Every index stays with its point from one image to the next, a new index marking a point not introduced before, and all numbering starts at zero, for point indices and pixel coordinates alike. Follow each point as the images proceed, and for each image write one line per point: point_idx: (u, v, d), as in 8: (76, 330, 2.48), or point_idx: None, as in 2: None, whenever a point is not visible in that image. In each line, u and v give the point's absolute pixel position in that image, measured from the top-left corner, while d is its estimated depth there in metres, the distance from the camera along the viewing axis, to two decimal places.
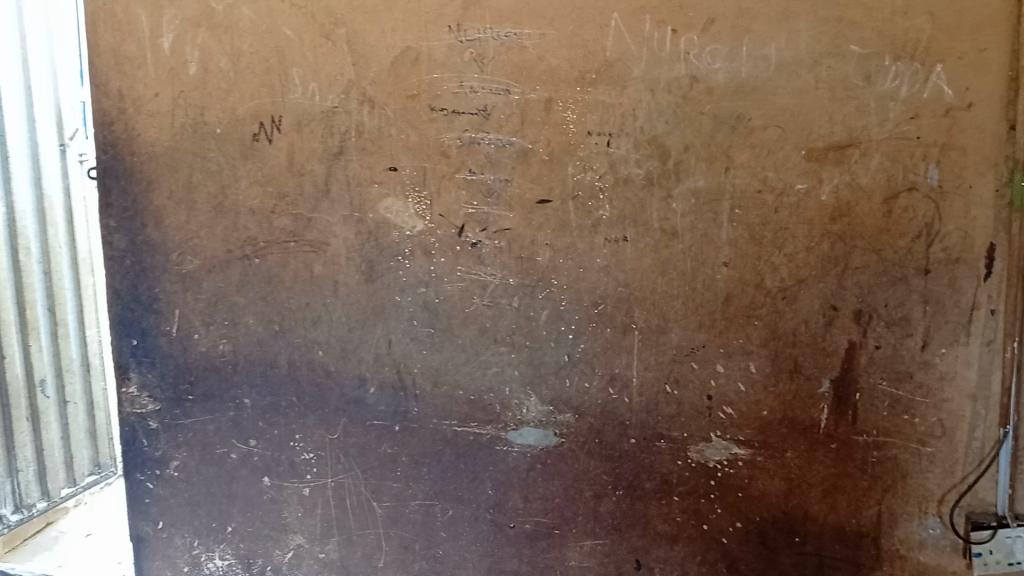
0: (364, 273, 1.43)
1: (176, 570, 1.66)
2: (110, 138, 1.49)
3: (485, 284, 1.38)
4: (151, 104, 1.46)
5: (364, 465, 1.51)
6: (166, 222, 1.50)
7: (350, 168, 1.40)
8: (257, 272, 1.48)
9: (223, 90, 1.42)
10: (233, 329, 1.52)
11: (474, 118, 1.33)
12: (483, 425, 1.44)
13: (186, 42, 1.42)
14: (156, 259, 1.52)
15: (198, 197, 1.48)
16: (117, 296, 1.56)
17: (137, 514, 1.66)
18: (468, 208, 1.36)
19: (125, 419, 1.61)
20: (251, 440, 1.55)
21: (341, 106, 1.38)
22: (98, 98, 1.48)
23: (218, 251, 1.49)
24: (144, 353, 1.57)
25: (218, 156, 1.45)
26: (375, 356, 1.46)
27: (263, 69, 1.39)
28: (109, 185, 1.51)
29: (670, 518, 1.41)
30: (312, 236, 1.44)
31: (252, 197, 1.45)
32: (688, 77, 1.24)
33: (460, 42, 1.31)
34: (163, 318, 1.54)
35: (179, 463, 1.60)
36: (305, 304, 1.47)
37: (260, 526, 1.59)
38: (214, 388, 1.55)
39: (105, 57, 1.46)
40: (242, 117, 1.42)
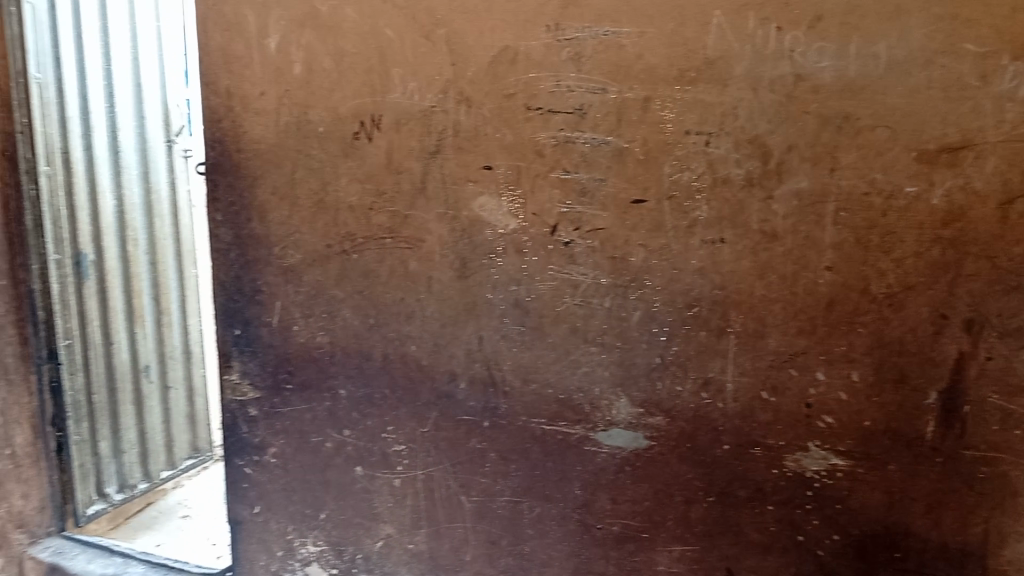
0: (458, 270, 1.45)
1: (271, 553, 1.73)
2: (219, 135, 1.56)
3: (577, 284, 1.38)
4: (258, 102, 1.51)
5: (453, 458, 1.53)
6: (270, 217, 1.56)
7: (446, 166, 1.42)
8: (355, 268, 1.52)
9: (327, 89, 1.46)
10: (331, 322, 1.56)
11: (570, 117, 1.33)
12: (573, 425, 1.44)
13: (292, 43, 1.46)
14: (260, 252, 1.58)
15: (300, 193, 1.53)
16: (222, 287, 1.63)
17: (236, 498, 1.73)
18: (562, 207, 1.36)
19: (226, 405, 1.68)
20: (345, 429, 1.60)
21: (439, 105, 1.40)
22: (208, 97, 1.55)
23: (318, 246, 1.53)
24: (247, 342, 1.64)
25: (320, 154, 1.49)
26: (466, 352, 1.48)
27: (365, 69, 1.43)
28: (217, 180, 1.58)
29: (764, 528, 1.38)
30: (407, 233, 1.47)
31: (352, 194, 1.49)
32: (792, 76, 1.21)
33: (558, 41, 1.31)
34: (265, 309, 1.60)
35: (277, 450, 1.66)
36: (400, 299, 1.50)
37: (353, 514, 1.63)
38: (311, 378, 1.60)
39: (217, 57, 1.52)
40: (343, 116, 1.46)
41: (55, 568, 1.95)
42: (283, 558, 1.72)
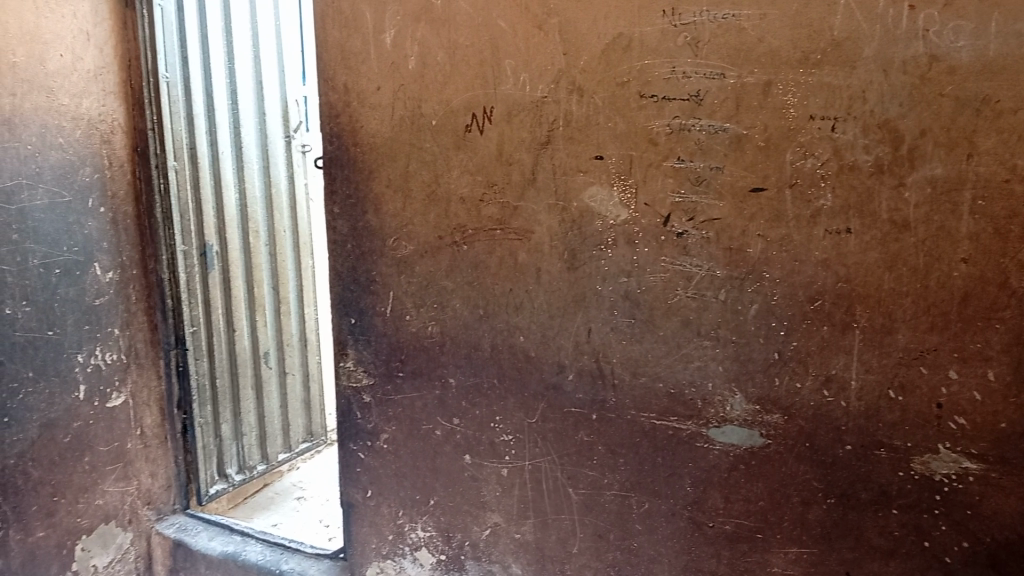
0: (567, 261, 1.44)
1: (382, 536, 1.78)
2: (337, 130, 1.61)
3: (691, 276, 1.35)
4: (374, 97, 1.55)
5: (561, 450, 1.53)
6: (384, 209, 1.60)
7: (557, 157, 1.41)
8: (465, 258, 1.53)
9: (440, 82, 1.48)
10: (442, 312, 1.58)
11: (686, 103, 1.29)
12: (684, 420, 1.41)
13: (406, 37, 1.49)
14: (374, 243, 1.62)
15: (413, 185, 1.55)
16: (339, 277, 1.68)
17: (349, 481, 1.79)
18: (676, 197, 1.33)
19: (342, 391, 1.74)
20: (454, 418, 1.62)
21: (551, 96, 1.39)
22: (327, 92, 1.60)
23: (430, 238, 1.56)
24: (361, 331, 1.69)
25: (432, 146, 1.52)
26: (575, 344, 1.47)
27: (478, 61, 1.44)
28: (334, 173, 1.63)
29: (887, 532, 1.31)
30: (517, 224, 1.47)
31: (463, 186, 1.51)
32: (927, 56, 1.14)
33: (674, 26, 1.28)
34: (378, 299, 1.65)
35: (389, 436, 1.71)
36: (509, 290, 1.51)
37: (461, 502, 1.66)
38: (422, 367, 1.63)
39: (334, 53, 1.57)
40: (455, 108, 1.48)
41: (179, 543, 2.09)
42: (394, 541, 1.76)
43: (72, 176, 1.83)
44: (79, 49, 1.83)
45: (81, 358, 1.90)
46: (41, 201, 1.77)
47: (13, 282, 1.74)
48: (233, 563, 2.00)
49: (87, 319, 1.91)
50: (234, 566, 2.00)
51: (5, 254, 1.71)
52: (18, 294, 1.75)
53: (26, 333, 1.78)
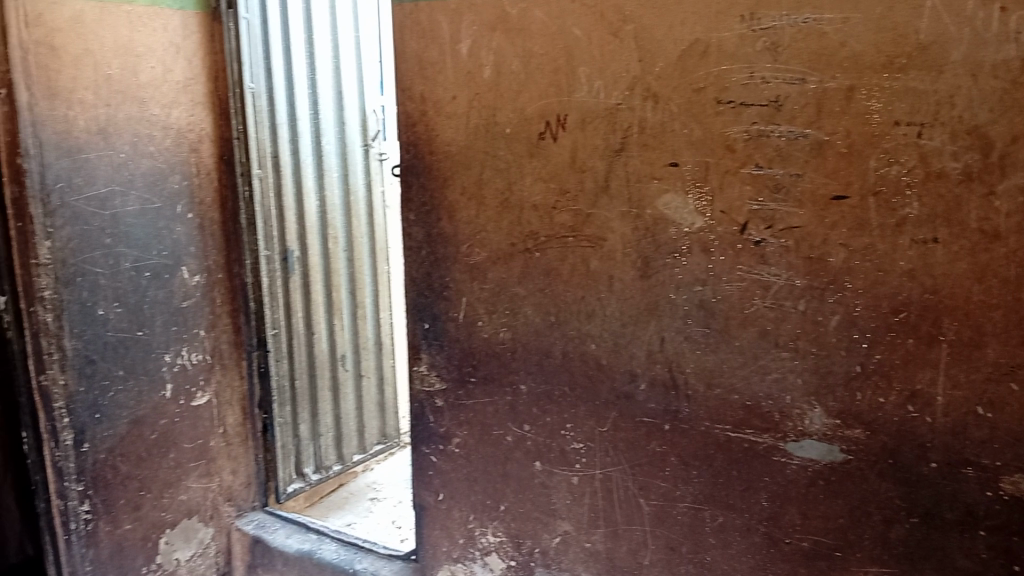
0: (640, 270, 1.43)
1: (453, 540, 1.80)
2: (414, 139, 1.64)
3: (769, 285, 1.32)
4: (450, 106, 1.57)
5: (632, 460, 1.51)
6: (459, 216, 1.62)
7: (631, 164, 1.40)
8: (537, 265, 1.54)
9: (515, 91, 1.49)
10: (513, 318, 1.59)
11: (765, 109, 1.27)
12: (761, 433, 1.38)
13: (482, 47, 1.51)
14: (448, 250, 1.64)
15: (487, 193, 1.57)
16: (414, 283, 1.71)
17: (421, 484, 1.82)
18: (754, 205, 1.31)
19: (415, 395, 1.77)
20: (526, 424, 1.62)
21: (625, 103, 1.39)
22: (404, 102, 1.64)
23: (503, 245, 1.57)
24: (435, 336, 1.71)
25: (506, 154, 1.53)
26: (648, 353, 1.46)
27: (552, 69, 1.44)
28: (410, 181, 1.66)
29: (974, 555, 1.25)
30: (589, 231, 1.47)
31: (536, 193, 1.51)
32: (1019, 59, 1.09)
33: (752, 31, 1.26)
34: (452, 305, 1.67)
35: (460, 440, 1.72)
36: (581, 297, 1.50)
37: (532, 508, 1.66)
38: (494, 372, 1.64)
39: (412, 63, 1.60)
40: (529, 116, 1.49)
41: (257, 540, 2.15)
42: (465, 545, 1.78)
43: (162, 183, 1.92)
44: (169, 61, 1.91)
45: (168, 358, 1.99)
46: (133, 207, 1.86)
47: (106, 284, 1.82)
48: (308, 561, 2.05)
49: (174, 320, 1.99)
50: (310, 563, 2.05)
51: (99, 257, 1.80)
52: (111, 296, 1.84)
53: (118, 333, 1.87)
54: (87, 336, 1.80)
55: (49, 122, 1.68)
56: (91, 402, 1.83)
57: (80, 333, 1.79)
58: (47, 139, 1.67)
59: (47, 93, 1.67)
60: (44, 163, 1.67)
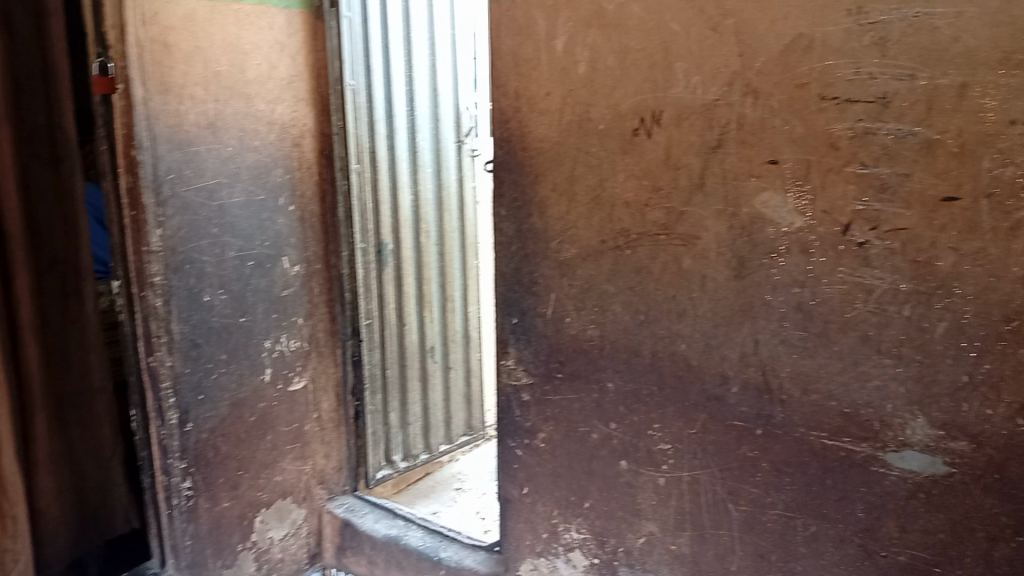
0: (735, 269, 1.40)
1: (536, 534, 1.81)
2: (507, 134, 1.65)
3: (871, 289, 1.27)
4: (543, 102, 1.58)
5: (721, 463, 1.48)
6: (549, 212, 1.62)
7: (728, 161, 1.37)
8: (627, 263, 1.52)
9: (609, 86, 1.48)
10: (602, 316, 1.58)
11: (871, 106, 1.22)
12: (858, 442, 1.33)
13: (577, 43, 1.50)
14: (538, 245, 1.65)
15: (579, 189, 1.56)
16: (503, 277, 1.72)
17: (507, 477, 1.83)
18: (857, 205, 1.26)
19: (502, 388, 1.78)
20: (612, 422, 1.61)
21: (723, 98, 1.36)
22: (498, 98, 1.65)
23: (593, 241, 1.56)
24: (523, 330, 1.72)
25: (599, 150, 1.52)
26: (741, 355, 1.42)
27: (649, 64, 1.43)
28: (502, 177, 1.68)
29: None
30: (683, 229, 1.45)
31: (628, 190, 1.50)
32: None
33: (859, 26, 1.21)
34: (540, 300, 1.67)
35: (546, 435, 1.73)
36: (672, 296, 1.48)
37: (617, 507, 1.65)
38: (581, 369, 1.64)
39: (507, 59, 1.62)
40: (624, 112, 1.47)
41: (347, 523, 2.22)
42: (549, 540, 1.79)
43: (267, 176, 2.00)
44: (275, 58, 1.98)
45: (268, 344, 2.07)
46: (238, 199, 1.94)
47: (212, 271, 1.91)
48: (395, 546, 2.10)
49: (275, 308, 2.07)
50: (397, 548, 2.10)
51: (206, 246, 1.89)
52: (217, 283, 1.93)
53: (222, 318, 1.95)
54: (193, 320, 1.89)
55: (162, 116, 1.77)
56: (196, 383, 1.92)
57: (187, 317, 1.88)
58: (160, 132, 1.76)
59: (160, 89, 1.75)
60: (157, 155, 1.76)
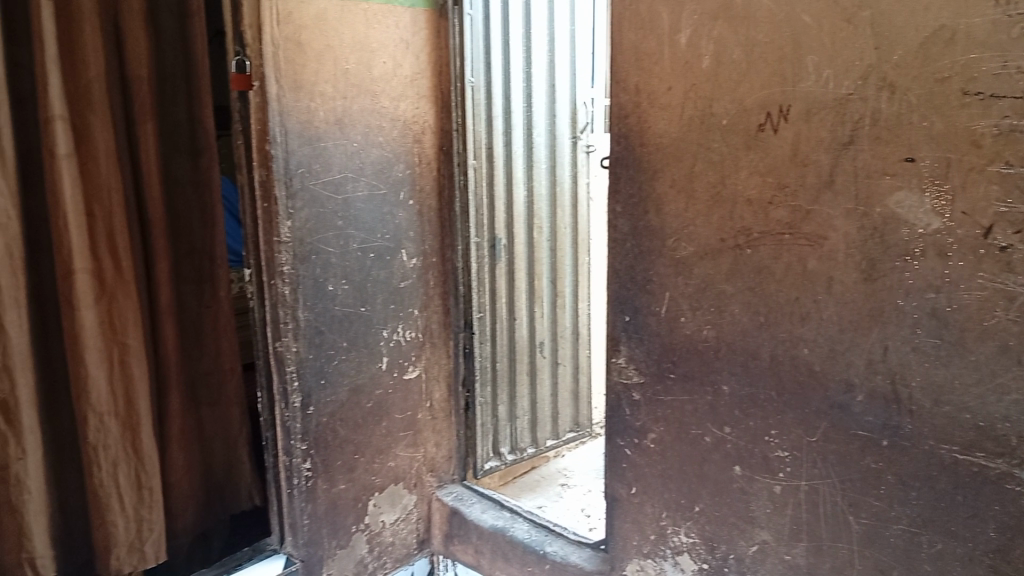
0: (864, 271, 1.34)
1: (644, 535, 1.79)
2: (625, 130, 1.64)
3: (1014, 295, 1.18)
4: (664, 97, 1.56)
5: (843, 474, 1.42)
6: (666, 209, 1.59)
7: (860, 159, 1.31)
8: (748, 263, 1.48)
9: (734, 81, 1.44)
10: (719, 316, 1.55)
11: (1019, 102, 1.13)
12: (993, 458, 1.24)
13: (702, 36, 1.47)
14: (654, 242, 1.63)
15: (699, 186, 1.53)
16: (617, 274, 1.71)
17: (615, 476, 1.82)
18: (1000, 207, 1.17)
19: (612, 386, 1.77)
20: (726, 426, 1.57)
21: (857, 93, 1.30)
22: (618, 93, 1.64)
23: (712, 240, 1.53)
24: (635, 329, 1.70)
25: (721, 146, 1.48)
26: (868, 362, 1.36)
27: (777, 58, 1.38)
28: (620, 173, 1.67)
29: None
30: (809, 229, 1.39)
31: (751, 188, 1.45)
32: None
33: (1008, 17, 1.13)
34: (654, 299, 1.65)
35: (656, 436, 1.71)
36: (795, 299, 1.43)
37: (728, 513, 1.61)
38: (695, 370, 1.61)
39: (628, 54, 1.60)
40: (749, 107, 1.43)
41: (455, 511, 2.28)
42: (656, 542, 1.76)
43: (389, 171, 2.07)
44: (399, 56, 2.05)
45: (385, 333, 2.14)
46: (362, 192, 2.01)
47: (336, 262, 1.99)
48: (501, 537, 2.14)
49: (392, 299, 2.14)
50: (504, 540, 2.13)
51: (331, 237, 1.97)
52: (340, 273, 2.00)
53: (344, 307, 2.03)
54: (317, 308, 1.97)
55: (294, 112, 1.85)
56: (318, 369, 1.99)
57: (312, 305, 1.96)
58: (292, 128, 1.85)
59: (293, 86, 1.83)
60: (288, 149, 1.85)
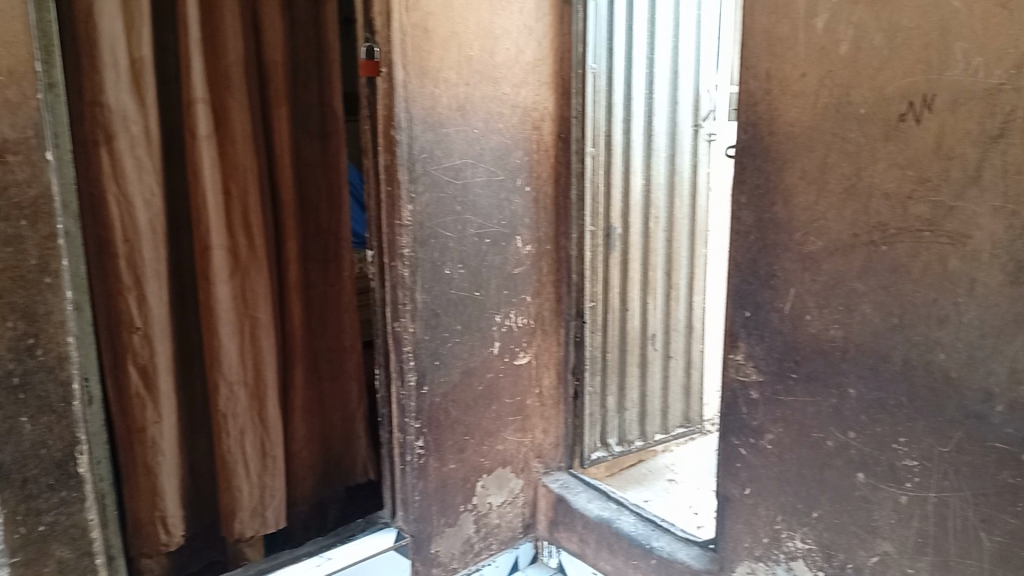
0: (1011, 274, 1.24)
1: (756, 538, 1.74)
2: (753, 118, 1.59)
3: None
4: (797, 84, 1.49)
5: (977, 488, 1.33)
6: (795, 202, 1.53)
7: (1011, 153, 1.22)
8: (883, 260, 1.40)
9: (874, 68, 1.36)
10: (848, 316, 1.47)
11: None
12: None
13: (840, 21, 1.40)
14: (781, 236, 1.57)
15: (831, 177, 1.46)
16: (738, 268, 1.67)
17: (729, 476, 1.78)
18: None
19: (729, 383, 1.73)
20: (850, 431, 1.50)
21: (1010, 82, 1.20)
22: (748, 80, 1.59)
23: (844, 234, 1.45)
24: (756, 325, 1.65)
25: (858, 136, 1.41)
26: (1010, 370, 1.26)
27: (922, 44, 1.30)
28: (746, 162, 1.62)
29: None
30: (952, 227, 1.30)
31: (889, 181, 1.37)
32: None
33: None
34: (778, 295, 1.59)
35: (774, 437, 1.65)
36: (932, 300, 1.35)
37: (848, 521, 1.54)
38: (819, 371, 1.54)
39: (759, 39, 1.55)
40: (889, 96, 1.35)
41: (561, 498, 2.29)
42: (769, 545, 1.71)
43: (508, 158, 2.09)
44: (523, 43, 2.07)
45: (498, 318, 2.17)
46: (481, 178, 2.04)
47: (454, 247, 2.02)
48: (607, 528, 2.13)
49: (507, 285, 2.16)
50: (609, 531, 2.13)
51: (449, 222, 2.00)
52: (457, 257, 2.04)
53: (460, 291, 2.06)
54: (435, 291, 2.01)
55: (419, 99, 1.88)
56: (433, 350, 2.04)
57: (430, 288, 1.99)
58: (416, 114, 1.88)
59: (419, 72, 1.87)
60: (412, 135, 1.88)
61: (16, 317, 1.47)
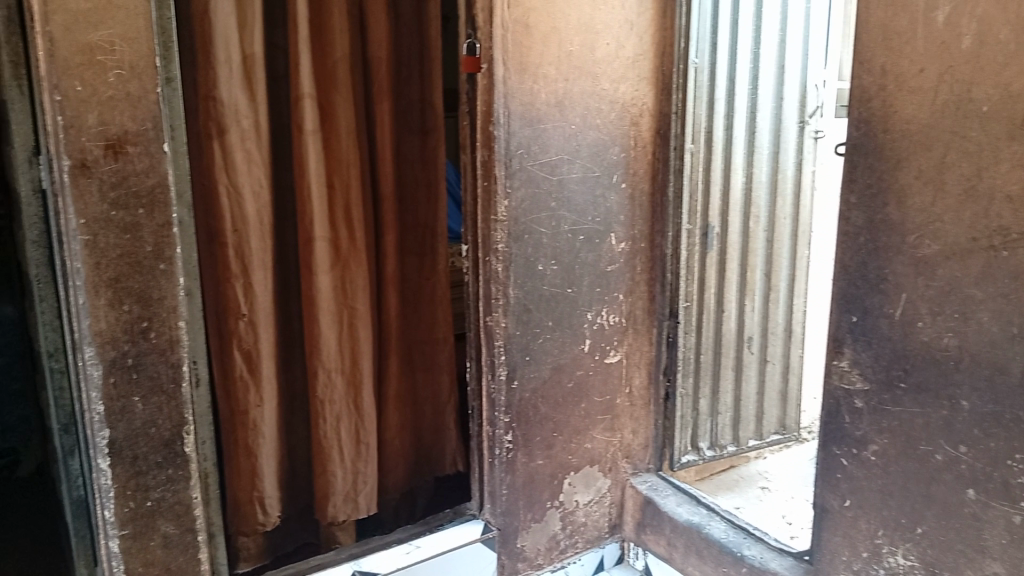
0: None
1: (855, 552, 1.67)
2: (866, 115, 1.52)
3: None
4: (914, 79, 1.42)
5: None
6: (909, 202, 1.46)
7: None
8: (1004, 266, 1.32)
9: (999, 63, 1.29)
10: (964, 324, 1.39)
11: None
12: None
13: (963, 14, 1.33)
14: (892, 238, 1.50)
15: (949, 178, 1.38)
16: (845, 270, 1.60)
17: (828, 486, 1.71)
18: None
19: (831, 390, 1.67)
20: (962, 445, 1.42)
21: None
22: (860, 75, 1.52)
23: (961, 238, 1.37)
24: (862, 331, 1.58)
25: (980, 135, 1.33)
26: None
27: None
28: (856, 160, 1.55)
29: None
30: None
31: (1013, 182, 1.29)
32: None
33: None
34: (888, 300, 1.52)
35: (878, 448, 1.58)
36: None
37: (955, 539, 1.46)
38: (930, 381, 1.46)
39: (874, 32, 1.48)
40: (1015, 93, 1.27)
41: (649, 500, 2.26)
42: (869, 560, 1.64)
43: (604, 154, 2.08)
44: (623, 38, 2.05)
45: (590, 316, 2.15)
46: (576, 174, 2.04)
47: (547, 242, 2.02)
48: (696, 533, 2.09)
49: (599, 282, 2.15)
50: (698, 536, 2.09)
51: (544, 218, 2.00)
52: (550, 253, 2.04)
53: (552, 287, 2.06)
54: (527, 287, 2.01)
55: (518, 95, 1.89)
56: (524, 345, 2.04)
57: (523, 283, 2.00)
58: (514, 109, 1.89)
59: (518, 68, 1.88)
60: (510, 131, 1.89)
61: (132, 300, 1.56)
